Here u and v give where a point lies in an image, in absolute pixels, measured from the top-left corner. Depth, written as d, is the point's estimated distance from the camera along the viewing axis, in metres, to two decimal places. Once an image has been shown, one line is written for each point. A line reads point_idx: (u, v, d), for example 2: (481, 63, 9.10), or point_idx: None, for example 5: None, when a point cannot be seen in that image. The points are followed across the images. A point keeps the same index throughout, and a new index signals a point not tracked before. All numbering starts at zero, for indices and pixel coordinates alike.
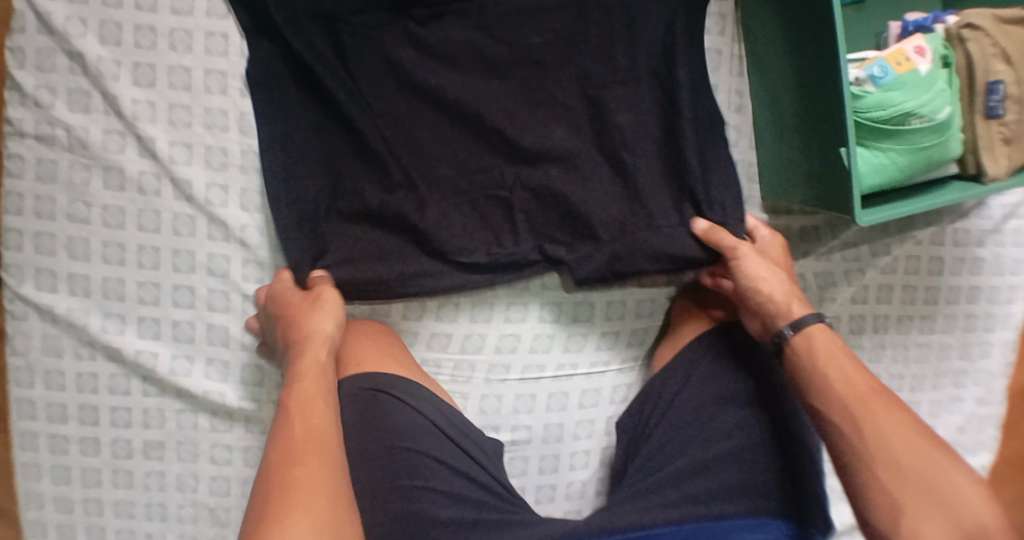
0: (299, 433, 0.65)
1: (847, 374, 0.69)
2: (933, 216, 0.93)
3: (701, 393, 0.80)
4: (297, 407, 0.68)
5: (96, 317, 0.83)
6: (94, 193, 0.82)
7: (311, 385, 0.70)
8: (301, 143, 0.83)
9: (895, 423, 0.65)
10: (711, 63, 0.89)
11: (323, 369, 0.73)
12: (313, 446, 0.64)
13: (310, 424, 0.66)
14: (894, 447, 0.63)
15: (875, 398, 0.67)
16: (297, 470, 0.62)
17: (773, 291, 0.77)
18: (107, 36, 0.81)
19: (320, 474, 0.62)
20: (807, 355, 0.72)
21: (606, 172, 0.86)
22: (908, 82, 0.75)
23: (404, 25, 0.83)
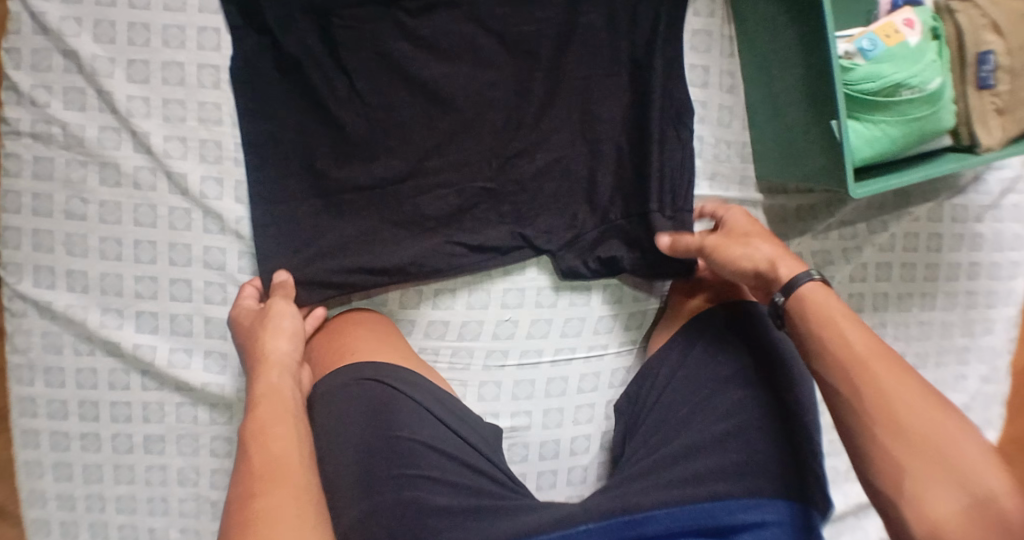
0: (258, 463, 0.63)
1: (847, 339, 0.65)
2: (930, 192, 0.92)
3: (696, 376, 0.80)
4: (255, 434, 0.66)
5: (95, 313, 0.84)
6: (91, 189, 0.83)
7: (269, 405, 0.68)
8: (293, 135, 0.83)
9: (900, 388, 0.61)
10: (701, 45, 0.89)
11: (284, 385, 0.70)
12: (271, 475, 0.62)
13: (269, 451, 0.64)
14: (900, 415, 0.60)
15: (878, 362, 0.63)
16: (257, 501, 0.60)
17: (759, 259, 0.73)
18: (100, 33, 0.82)
19: (281, 502, 0.60)
20: (812, 313, 0.68)
21: (592, 163, 0.87)
22: (898, 54, 0.75)
23: (394, 16, 0.83)
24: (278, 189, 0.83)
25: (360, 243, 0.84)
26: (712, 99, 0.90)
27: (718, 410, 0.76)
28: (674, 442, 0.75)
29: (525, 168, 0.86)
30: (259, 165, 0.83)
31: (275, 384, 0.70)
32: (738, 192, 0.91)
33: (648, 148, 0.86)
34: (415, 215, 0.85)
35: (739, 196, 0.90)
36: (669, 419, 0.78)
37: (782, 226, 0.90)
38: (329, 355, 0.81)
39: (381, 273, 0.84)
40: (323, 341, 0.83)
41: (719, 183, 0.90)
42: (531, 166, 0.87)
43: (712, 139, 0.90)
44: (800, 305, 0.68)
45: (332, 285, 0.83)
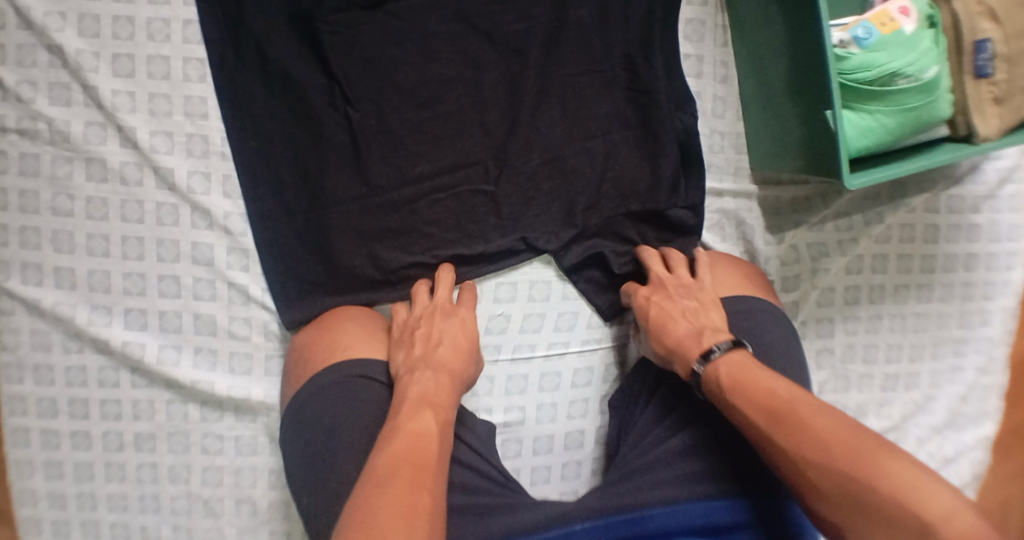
0: (417, 449, 0.64)
1: (750, 402, 0.66)
2: (926, 183, 0.91)
3: (674, 390, 0.80)
4: (416, 423, 0.67)
5: (83, 310, 0.83)
6: (77, 185, 0.82)
7: (439, 407, 0.70)
8: (281, 134, 0.82)
9: (804, 446, 0.61)
10: (694, 35, 0.88)
11: (450, 392, 0.73)
12: (429, 468, 0.62)
13: (430, 445, 0.65)
14: (815, 480, 0.60)
15: (778, 427, 0.63)
16: (410, 487, 0.60)
17: (670, 349, 0.76)
18: (86, 29, 0.81)
19: (430, 497, 0.60)
20: (717, 396, 0.69)
21: (590, 164, 0.86)
22: (893, 42, 0.73)
23: (381, 20, 0.83)
24: (271, 188, 0.83)
25: (360, 253, 0.84)
26: (705, 89, 0.89)
27: (711, 411, 0.76)
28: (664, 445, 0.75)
29: (518, 172, 0.85)
30: (246, 161, 0.82)
31: (447, 394, 0.72)
32: (732, 183, 0.89)
33: (650, 148, 0.86)
34: (414, 224, 0.85)
35: (733, 187, 0.89)
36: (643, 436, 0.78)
37: (776, 218, 0.89)
38: (314, 349, 0.79)
39: (384, 278, 0.85)
40: (309, 337, 0.81)
41: (713, 174, 0.89)
42: (524, 170, 0.85)
43: (707, 130, 0.89)
44: (708, 390, 0.71)
45: (328, 299, 0.83)
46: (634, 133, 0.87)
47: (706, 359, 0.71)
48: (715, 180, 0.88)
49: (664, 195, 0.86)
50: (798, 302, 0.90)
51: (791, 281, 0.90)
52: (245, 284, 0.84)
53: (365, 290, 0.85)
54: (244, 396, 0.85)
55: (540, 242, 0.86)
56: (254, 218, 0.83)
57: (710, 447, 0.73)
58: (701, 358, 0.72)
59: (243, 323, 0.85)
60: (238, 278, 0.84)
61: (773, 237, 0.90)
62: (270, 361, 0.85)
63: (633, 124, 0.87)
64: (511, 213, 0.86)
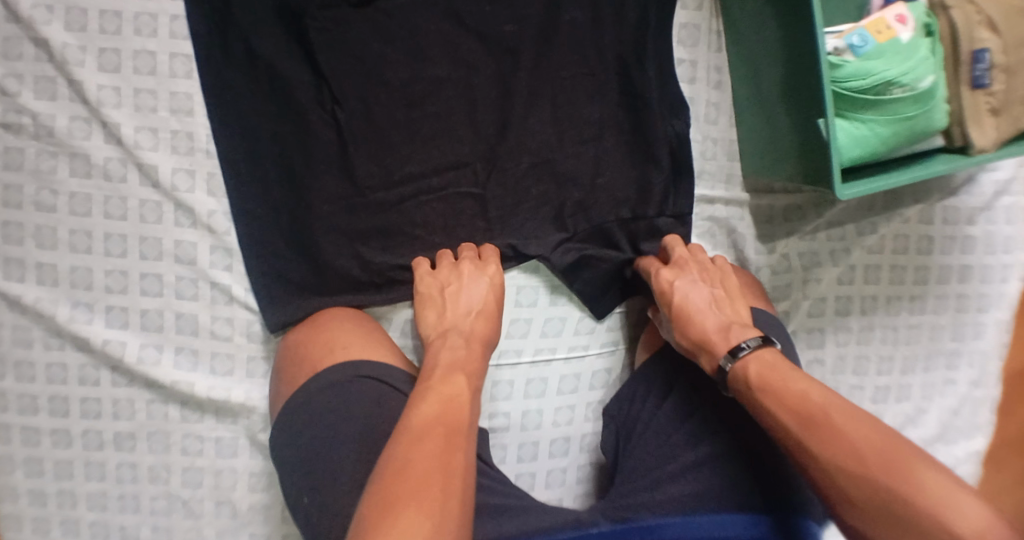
0: (450, 411, 0.65)
1: (782, 408, 0.66)
2: (921, 193, 0.90)
3: (692, 391, 0.81)
4: (448, 387, 0.68)
5: (65, 307, 0.82)
6: (61, 180, 0.81)
7: (469, 371, 0.72)
8: (268, 132, 0.81)
9: (834, 451, 0.62)
10: (688, 39, 0.86)
11: (479, 356, 0.74)
12: (461, 428, 0.64)
13: (461, 407, 0.66)
14: (847, 488, 0.61)
15: (809, 433, 0.63)
16: (443, 447, 0.62)
17: (696, 345, 0.75)
18: (72, 21, 0.79)
19: (461, 458, 0.62)
20: (745, 394, 0.69)
21: (580, 169, 0.85)
22: (888, 50, 0.72)
23: (371, 17, 0.81)
24: (256, 187, 0.82)
25: (346, 253, 0.83)
26: (698, 95, 0.87)
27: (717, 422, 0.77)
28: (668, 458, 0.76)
29: (506, 176, 0.84)
30: (230, 160, 0.81)
31: (478, 361, 0.73)
32: (724, 191, 0.88)
33: (642, 153, 0.85)
34: (401, 226, 0.84)
35: (725, 196, 0.88)
36: (657, 436, 0.79)
37: (768, 226, 0.88)
38: (313, 351, 0.78)
39: (370, 280, 0.84)
40: (309, 337, 0.80)
41: (704, 181, 0.88)
42: (512, 174, 0.84)
43: (699, 136, 0.87)
44: (735, 388, 0.71)
45: (311, 300, 0.82)
46: (626, 138, 0.86)
47: (734, 356, 0.71)
48: (707, 188, 0.87)
49: (653, 206, 0.85)
50: (789, 312, 0.89)
51: (781, 291, 0.89)
52: (228, 284, 0.83)
53: (350, 291, 0.84)
54: (224, 398, 0.84)
55: (527, 248, 0.84)
56: (237, 217, 0.82)
57: (730, 457, 0.74)
58: (728, 355, 0.71)
59: (225, 324, 0.84)
60: (220, 277, 0.83)
61: (765, 246, 0.88)
62: (252, 363, 0.85)
63: (624, 128, 0.85)
64: (499, 217, 0.85)
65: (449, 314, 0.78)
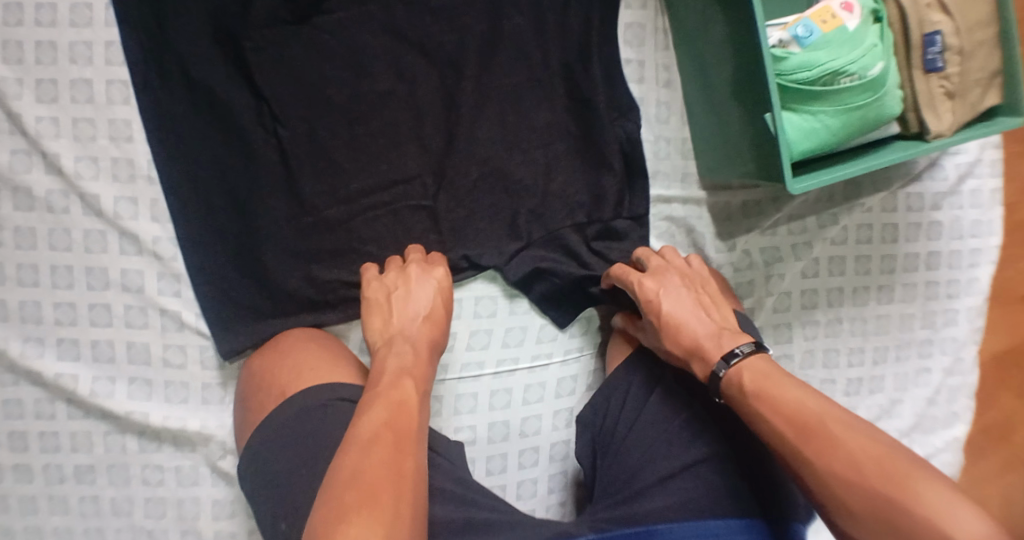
0: (399, 416, 0.64)
1: (779, 416, 0.63)
2: (882, 182, 0.88)
3: (669, 397, 0.80)
4: (396, 392, 0.66)
5: (15, 342, 0.80)
6: (4, 214, 0.79)
7: (417, 376, 0.70)
8: (210, 155, 0.80)
9: (832, 461, 0.60)
10: (634, 39, 0.85)
11: (424, 361, 0.72)
12: (410, 433, 0.63)
13: (409, 411, 0.65)
14: (846, 499, 0.59)
15: (807, 442, 0.61)
16: (392, 455, 0.60)
17: (688, 352, 0.72)
18: (7, 54, 0.78)
19: (413, 461, 0.61)
20: (739, 402, 0.67)
21: (530, 177, 0.83)
22: (834, 40, 0.70)
23: (309, 34, 0.80)
24: (202, 212, 0.80)
25: (296, 275, 0.82)
26: (648, 95, 0.86)
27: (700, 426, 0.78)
28: (654, 462, 0.76)
29: (455, 188, 0.83)
30: (171, 185, 0.80)
31: (423, 365, 0.72)
32: (680, 190, 0.87)
33: (594, 158, 0.84)
34: (351, 244, 0.82)
35: (682, 195, 0.87)
36: (638, 443, 0.78)
37: (727, 224, 0.87)
38: (281, 374, 0.76)
39: (323, 301, 0.82)
40: (275, 360, 0.78)
41: (659, 182, 0.86)
42: (461, 186, 0.83)
43: (651, 136, 0.86)
44: (729, 395, 0.68)
45: (264, 323, 0.81)
46: (575, 144, 0.84)
47: (728, 363, 0.68)
48: (662, 189, 0.86)
49: (608, 210, 0.84)
50: (753, 308, 0.87)
51: (744, 287, 0.87)
52: (177, 311, 0.82)
53: (303, 312, 0.82)
54: (181, 426, 0.83)
55: (481, 260, 0.83)
56: (184, 243, 0.80)
57: (717, 460, 0.75)
58: (723, 361, 0.68)
59: (178, 351, 0.83)
60: (170, 304, 0.82)
61: (725, 243, 0.87)
62: (208, 389, 0.84)
63: (573, 134, 0.84)
64: (451, 230, 0.83)
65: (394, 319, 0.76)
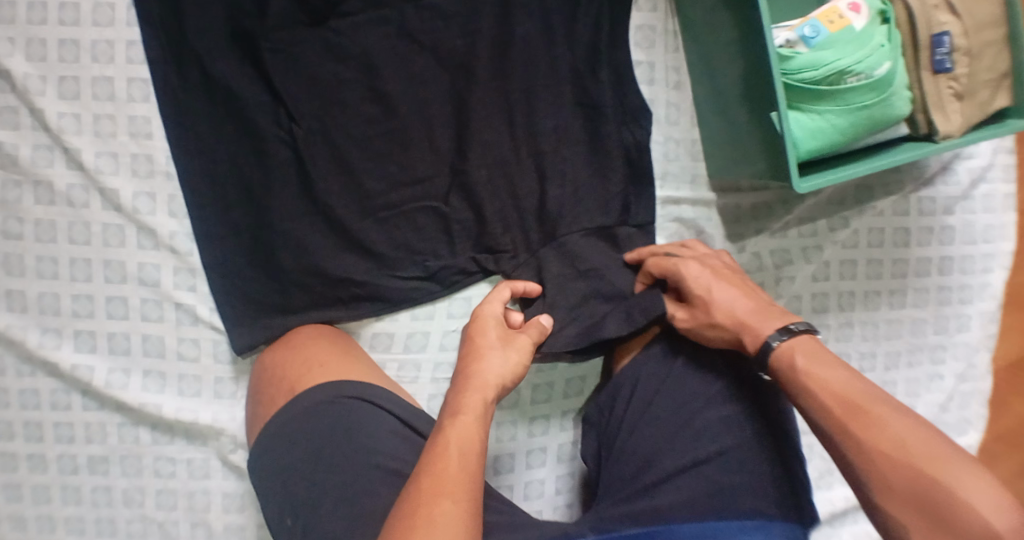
0: (440, 469, 0.59)
1: (829, 389, 0.64)
2: (893, 185, 0.88)
3: (680, 390, 0.80)
4: (443, 439, 0.61)
5: (34, 333, 0.82)
6: (26, 208, 0.82)
7: (473, 423, 0.63)
8: (226, 152, 0.82)
9: (877, 439, 0.60)
10: (645, 41, 0.86)
11: (483, 408, 0.65)
12: (447, 482, 0.58)
13: (455, 463, 0.59)
14: (885, 474, 0.60)
15: (853, 420, 0.62)
16: (427, 502, 0.56)
17: (735, 324, 0.72)
18: (32, 52, 0.80)
19: (450, 509, 0.56)
20: (787, 378, 0.67)
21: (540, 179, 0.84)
22: (840, 40, 0.71)
23: (321, 35, 0.81)
24: (218, 208, 0.82)
25: (306, 271, 0.83)
26: (658, 96, 0.87)
27: (710, 421, 0.78)
28: (664, 459, 0.76)
29: (465, 190, 0.84)
30: (186, 183, 0.82)
31: (471, 421, 0.63)
32: (690, 191, 0.87)
33: (604, 160, 0.84)
34: (361, 242, 0.83)
35: (691, 196, 0.87)
36: (650, 437, 0.78)
37: (736, 225, 0.87)
38: (291, 370, 0.77)
39: (334, 299, 0.83)
40: (287, 353, 0.79)
41: (669, 183, 0.87)
42: (471, 187, 0.84)
43: (662, 138, 0.87)
44: (777, 369, 0.68)
45: (273, 318, 0.82)
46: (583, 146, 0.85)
47: (783, 331, 0.68)
48: (671, 189, 0.86)
49: (616, 212, 0.84)
50: None
51: None
52: (192, 304, 0.84)
53: (313, 310, 0.83)
54: (192, 419, 0.84)
55: (486, 261, 0.85)
56: (199, 238, 0.82)
57: (727, 456, 0.75)
58: (779, 329, 0.69)
59: (192, 344, 0.84)
60: (185, 298, 0.83)
61: (734, 245, 0.87)
62: (220, 383, 0.85)
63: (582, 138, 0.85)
64: (460, 231, 0.85)
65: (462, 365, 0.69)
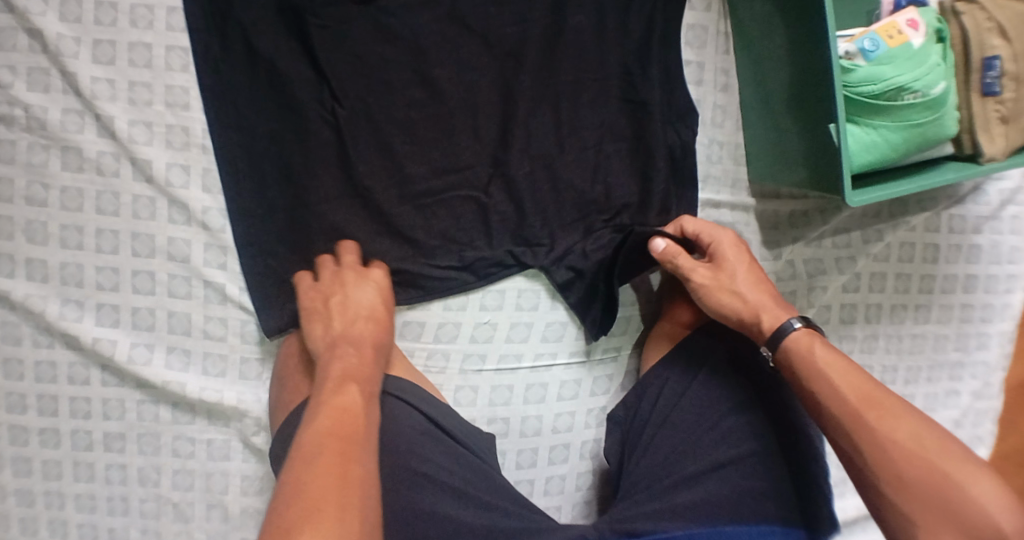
0: (342, 430, 0.60)
1: (846, 379, 0.65)
2: (928, 201, 0.89)
3: (703, 394, 0.81)
4: (341, 398, 0.63)
5: (55, 304, 0.80)
6: (52, 174, 0.79)
7: (363, 391, 0.65)
8: (266, 128, 0.80)
9: (892, 431, 0.62)
10: (696, 41, 0.86)
11: (371, 379, 0.68)
12: (358, 449, 0.58)
13: (357, 425, 0.61)
14: (898, 467, 0.61)
15: (869, 409, 0.63)
16: (338, 459, 0.57)
17: (756, 301, 0.75)
18: (67, 12, 0.77)
19: (360, 468, 0.57)
20: (803, 364, 0.68)
21: (582, 174, 0.84)
22: (900, 56, 0.71)
23: (371, 15, 0.80)
24: (253, 186, 0.80)
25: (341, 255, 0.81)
26: (705, 97, 0.87)
27: (733, 429, 0.78)
28: (684, 462, 0.77)
29: (506, 182, 0.83)
30: (222, 158, 0.80)
31: (363, 385, 0.66)
32: (730, 195, 0.87)
33: (648, 158, 0.84)
34: (398, 229, 0.82)
35: (731, 200, 0.87)
36: (670, 441, 0.79)
37: (773, 233, 0.87)
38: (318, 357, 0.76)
39: None
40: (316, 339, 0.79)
41: (711, 186, 0.87)
42: (511, 180, 0.83)
43: (707, 140, 0.87)
44: (789, 352, 0.70)
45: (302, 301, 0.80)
46: (627, 144, 0.85)
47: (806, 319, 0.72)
48: (712, 193, 0.86)
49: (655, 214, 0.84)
50: None
51: (787, 297, 0.87)
52: (221, 283, 0.81)
53: None
54: (217, 399, 0.82)
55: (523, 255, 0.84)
56: (233, 214, 0.80)
57: (748, 462, 0.76)
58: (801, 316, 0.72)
59: (219, 323, 0.82)
60: (214, 275, 0.81)
61: (770, 252, 0.87)
62: (246, 364, 0.83)
63: (626, 135, 0.85)
64: (499, 223, 0.84)
65: (338, 333, 0.73)
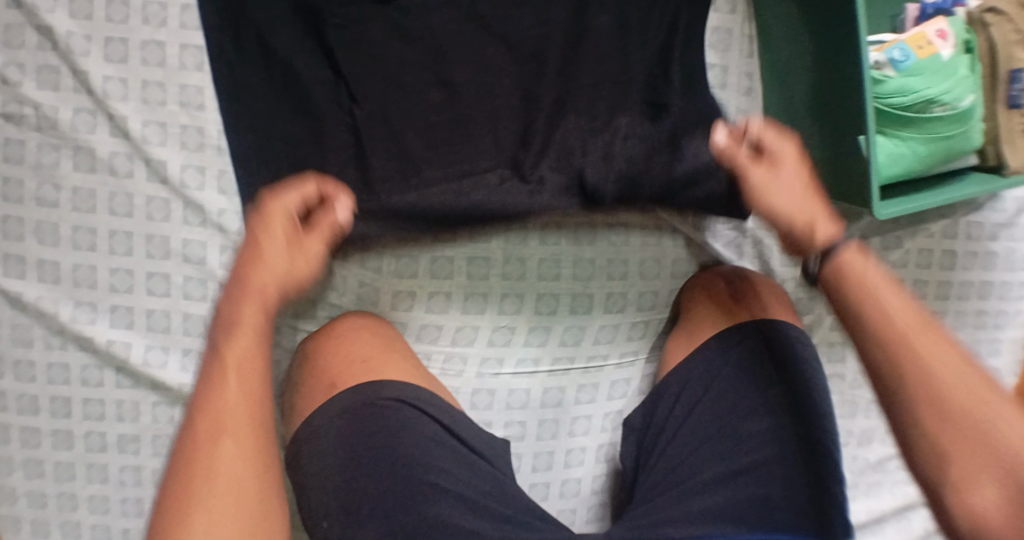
0: (216, 407, 0.57)
1: (894, 306, 0.61)
2: (946, 208, 0.89)
3: (723, 399, 0.78)
4: (228, 370, 0.59)
5: (67, 306, 0.78)
6: (63, 174, 0.77)
7: (253, 346, 0.61)
8: (282, 129, 0.78)
9: (940, 364, 0.58)
10: (719, 44, 0.85)
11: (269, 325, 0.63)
12: (237, 433, 0.57)
13: (237, 395, 0.58)
14: (941, 401, 0.57)
15: (919, 339, 0.59)
16: (213, 447, 0.56)
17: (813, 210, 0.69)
18: (77, 8, 0.75)
19: (235, 451, 0.56)
20: (849, 279, 0.64)
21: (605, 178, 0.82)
22: (931, 67, 0.70)
23: (389, 15, 0.78)
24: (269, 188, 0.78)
25: None
26: (728, 102, 0.86)
27: (751, 435, 0.76)
28: (703, 468, 0.75)
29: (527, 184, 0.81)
30: (238, 159, 0.78)
31: (256, 337, 0.62)
32: None
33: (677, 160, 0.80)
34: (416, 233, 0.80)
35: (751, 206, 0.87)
36: (689, 446, 0.77)
37: None
38: (332, 364, 0.75)
39: None
40: (329, 344, 0.77)
41: None
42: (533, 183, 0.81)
43: None
44: (835, 274, 0.64)
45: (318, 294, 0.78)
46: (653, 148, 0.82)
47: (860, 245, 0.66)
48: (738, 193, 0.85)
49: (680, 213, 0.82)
50: None
51: None
52: None
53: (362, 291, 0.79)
54: None
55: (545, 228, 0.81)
56: None
57: (770, 467, 0.74)
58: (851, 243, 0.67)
59: None
60: None
61: None
62: None
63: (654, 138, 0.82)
64: None
65: (240, 270, 0.65)
